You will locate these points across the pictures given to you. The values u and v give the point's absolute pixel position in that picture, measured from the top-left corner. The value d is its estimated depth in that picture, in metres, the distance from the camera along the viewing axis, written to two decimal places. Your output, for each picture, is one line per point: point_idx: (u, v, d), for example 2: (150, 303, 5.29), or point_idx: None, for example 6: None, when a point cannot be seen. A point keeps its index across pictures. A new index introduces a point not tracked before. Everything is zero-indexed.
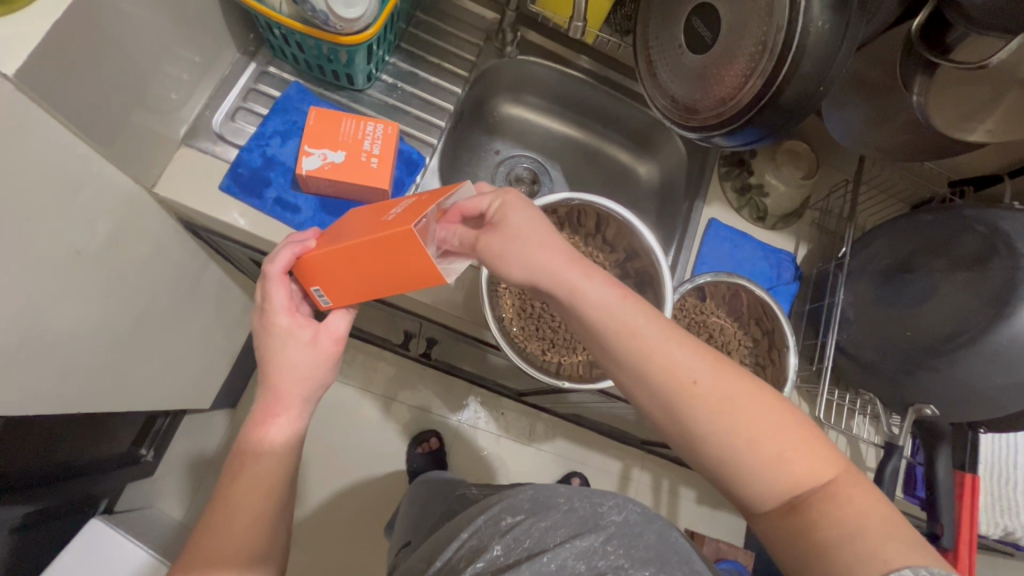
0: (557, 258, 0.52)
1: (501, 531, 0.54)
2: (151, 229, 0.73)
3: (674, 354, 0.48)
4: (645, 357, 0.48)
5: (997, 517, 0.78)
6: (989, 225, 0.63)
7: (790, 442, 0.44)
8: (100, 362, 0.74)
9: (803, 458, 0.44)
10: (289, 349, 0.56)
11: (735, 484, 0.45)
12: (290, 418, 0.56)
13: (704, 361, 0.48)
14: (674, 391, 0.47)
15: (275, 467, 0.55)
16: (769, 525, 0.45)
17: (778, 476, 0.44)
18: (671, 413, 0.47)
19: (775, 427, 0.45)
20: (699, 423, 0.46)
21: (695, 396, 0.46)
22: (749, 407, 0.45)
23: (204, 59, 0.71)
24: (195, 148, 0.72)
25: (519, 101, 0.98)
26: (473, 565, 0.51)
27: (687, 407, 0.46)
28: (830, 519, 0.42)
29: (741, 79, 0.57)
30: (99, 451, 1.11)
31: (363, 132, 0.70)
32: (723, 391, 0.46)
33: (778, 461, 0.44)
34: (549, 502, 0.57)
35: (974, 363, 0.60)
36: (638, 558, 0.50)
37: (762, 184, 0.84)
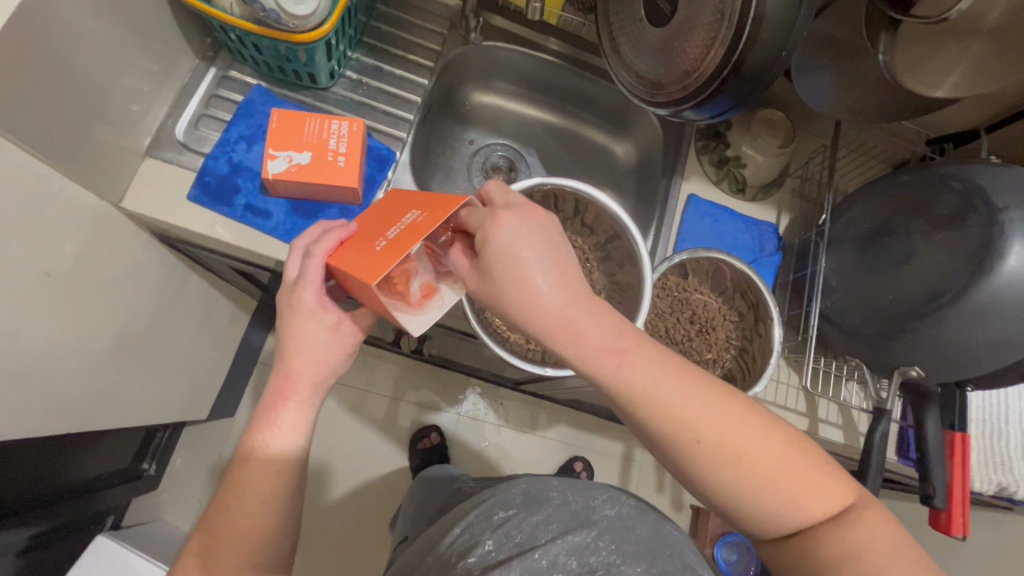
0: (559, 314, 0.47)
1: (493, 526, 0.54)
2: (124, 244, 0.72)
3: (683, 413, 0.46)
4: (654, 416, 0.46)
5: (992, 474, 0.78)
6: (965, 182, 0.63)
7: (803, 486, 0.45)
8: (84, 381, 0.74)
9: (814, 498, 0.45)
10: (308, 335, 0.56)
11: (747, 524, 0.47)
12: (301, 406, 0.57)
13: (715, 411, 0.46)
14: (683, 448, 0.46)
15: (283, 458, 0.56)
16: (775, 549, 0.48)
17: (789, 517, 0.45)
18: (678, 462, 0.47)
19: (786, 473, 0.45)
20: (711, 476, 0.46)
21: (702, 452, 0.45)
22: (761, 457, 0.45)
23: (162, 67, 0.70)
24: (160, 159, 0.71)
25: (490, 89, 0.96)
26: (465, 560, 0.51)
27: (699, 461, 0.46)
28: (834, 542, 0.44)
29: (702, 50, 0.55)
30: (99, 468, 1.11)
31: (328, 131, 0.69)
32: (733, 447, 0.45)
33: (791, 507, 0.45)
34: (541, 495, 0.57)
35: (957, 322, 0.59)
36: (629, 553, 0.50)
37: (739, 155, 0.83)
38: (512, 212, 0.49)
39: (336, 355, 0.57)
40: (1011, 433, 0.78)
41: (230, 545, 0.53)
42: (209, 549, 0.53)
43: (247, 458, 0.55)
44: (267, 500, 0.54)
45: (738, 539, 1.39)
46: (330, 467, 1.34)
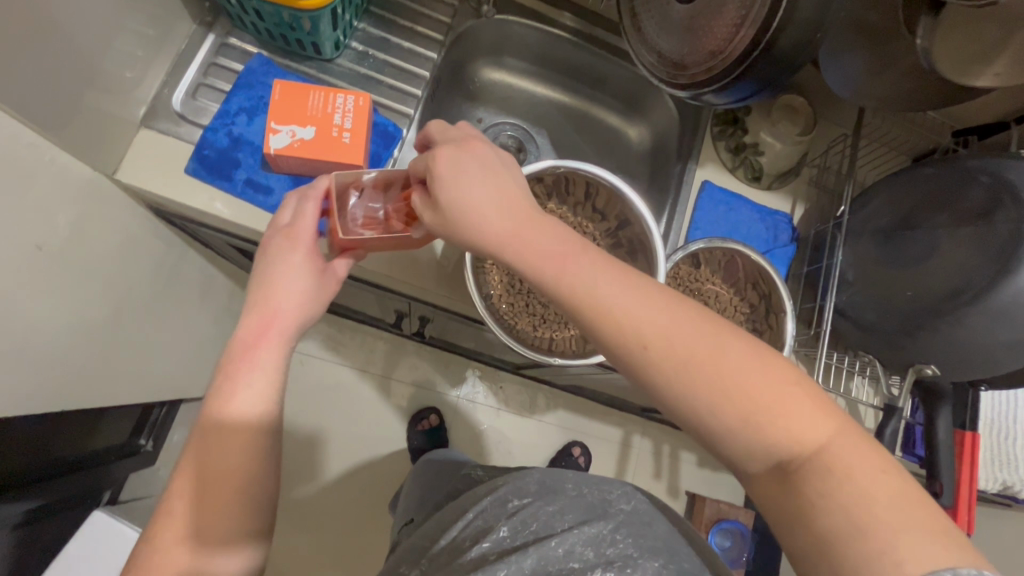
0: (502, 224, 0.47)
1: (508, 512, 0.54)
2: (119, 217, 0.70)
3: (627, 312, 0.43)
4: (599, 317, 0.44)
5: (998, 472, 0.78)
6: (995, 176, 0.61)
7: (774, 406, 0.39)
8: (77, 357, 0.72)
9: (792, 420, 0.39)
10: (293, 269, 0.55)
11: (718, 445, 0.42)
12: (277, 350, 0.54)
13: (664, 314, 0.43)
14: (636, 353, 0.43)
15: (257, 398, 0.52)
16: (764, 490, 0.41)
17: (763, 436, 0.39)
18: (627, 368, 0.44)
19: (754, 384, 0.40)
20: (667, 384, 0.42)
21: (648, 355, 0.42)
22: (723, 368, 0.41)
23: (157, 32, 0.66)
24: (156, 130, 0.68)
25: (501, 65, 0.93)
26: (479, 546, 0.51)
27: (656, 367, 0.42)
28: (826, 498, 0.37)
29: (730, 30, 0.53)
30: (97, 443, 1.11)
31: (332, 105, 0.66)
32: (680, 348, 0.42)
33: (762, 427, 0.39)
34: (557, 485, 0.56)
35: (978, 320, 0.58)
36: (646, 547, 0.50)
37: (757, 142, 0.80)
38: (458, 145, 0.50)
39: (318, 299, 0.57)
40: (1018, 432, 0.78)
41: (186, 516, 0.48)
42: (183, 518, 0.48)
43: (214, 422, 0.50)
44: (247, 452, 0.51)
45: (733, 526, 1.38)
46: (328, 447, 1.33)
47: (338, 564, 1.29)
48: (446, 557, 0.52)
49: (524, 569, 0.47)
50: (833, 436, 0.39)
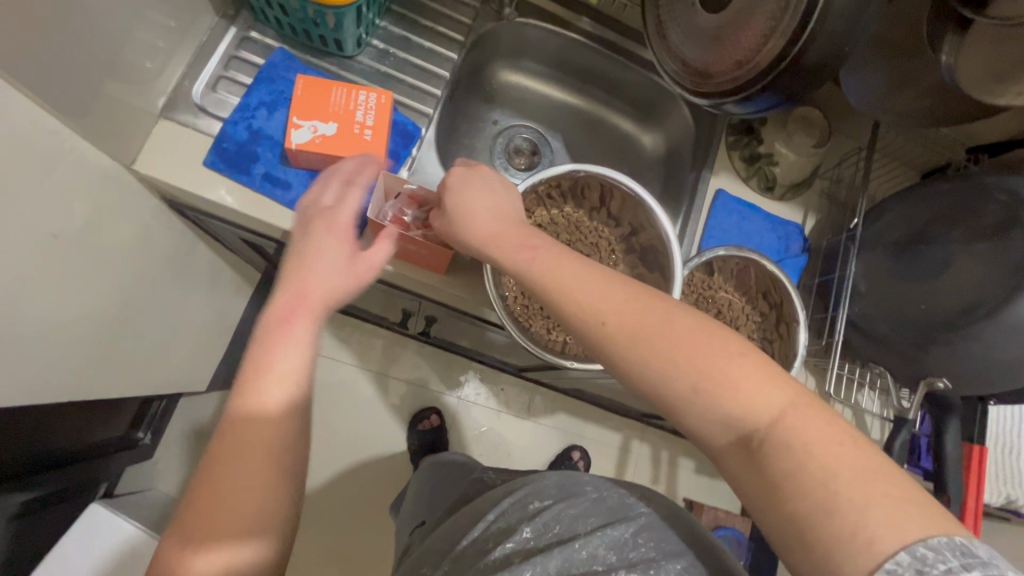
0: (485, 226, 0.53)
1: (529, 514, 0.55)
2: (134, 208, 0.69)
3: (584, 298, 0.46)
4: (560, 304, 0.47)
5: (1002, 486, 0.78)
6: (1010, 193, 0.62)
7: (724, 374, 0.40)
8: (87, 348, 0.72)
9: (749, 390, 0.39)
10: (324, 249, 0.56)
11: (683, 422, 0.41)
12: (309, 328, 0.52)
13: (617, 296, 0.45)
14: (594, 330, 0.45)
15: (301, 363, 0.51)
16: (732, 472, 0.39)
17: (720, 408, 0.39)
18: (589, 351, 0.46)
19: (706, 355, 0.41)
20: (624, 362, 0.43)
21: (604, 334, 0.44)
22: (676, 345, 0.42)
23: (180, 23, 0.66)
24: (175, 121, 0.67)
25: (517, 68, 0.93)
26: (501, 548, 0.52)
27: (616, 347, 0.44)
28: (785, 469, 0.36)
29: (759, 40, 0.53)
30: (95, 436, 1.09)
31: (355, 102, 0.66)
32: (633, 325, 0.44)
33: (718, 400, 0.39)
34: (576, 488, 0.57)
35: (992, 335, 0.58)
36: (668, 550, 0.50)
37: (772, 153, 0.81)
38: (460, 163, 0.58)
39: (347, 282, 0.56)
40: None
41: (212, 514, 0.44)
42: (203, 496, 0.45)
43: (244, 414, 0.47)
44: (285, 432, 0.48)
45: (730, 533, 1.37)
46: (329, 445, 1.33)
47: (335, 563, 1.28)
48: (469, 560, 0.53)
49: (548, 571, 0.49)
50: (787, 407, 0.38)
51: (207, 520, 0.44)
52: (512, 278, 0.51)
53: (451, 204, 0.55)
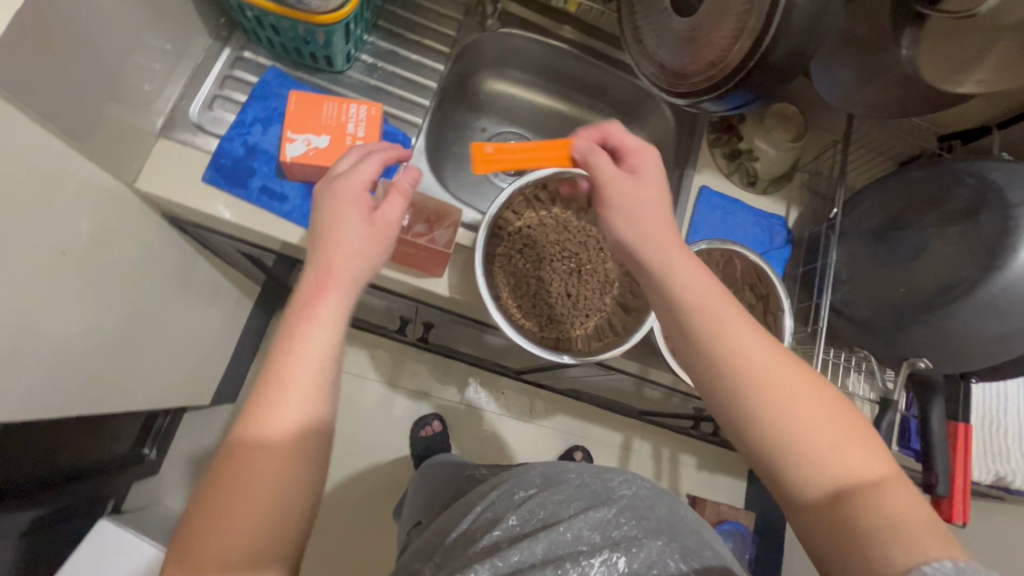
0: (663, 235, 0.55)
1: (516, 503, 0.59)
2: (137, 225, 0.72)
3: (734, 329, 0.48)
4: (712, 329, 0.48)
5: (988, 463, 0.79)
6: (979, 177, 0.64)
7: (838, 436, 0.43)
8: (93, 362, 0.74)
9: (859, 454, 0.43)
10: (349, 224, 0.55)
11: (776, 467, 0.44)
12: (339, 295, 0.52)
13: (759, 342, 0.48)
14: (733, 368, 0.47)
15: (315, 363, 0.48)
16: (809, 519, 0.42)
17: (830, 465, 0.42)
18: (720, 378, 0.48)
19: (829, 419, 0.44)
20: (749, 398, 0.45)
21: (746, 366, 0.46)
22: (802, 405, 0.45)
23: (175, 46, 0.69)
24: (173, 140, 0.70)
25: (503, 77, 0.96)
26: (490, 534, 0.55)
27: (751, 387, 0.46)
28: (872, 512, 0.40)
29: (729, 40, 0.56)
30: (95, 454, 1.09)
31: (346, 115, 0.68)
32: (768, 371, 0.46)
33: (827, 456, 0.43)
34: (561, 476, 0.62)
35: (967, 314, 0.60)
36: (649, 528, 0.55)
37: (751, 149, 0.84)
38: (643, 161, 0.59)
39: (374, 244, 0.55)
40: (1007, 425, 0.80)
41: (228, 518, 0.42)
42: (225, 494, 0.43)
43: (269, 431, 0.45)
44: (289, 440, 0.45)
45: (734, 527, 1.38)
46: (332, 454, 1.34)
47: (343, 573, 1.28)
48: (459, 548, 0.55)
49: (538, 554, 0.51)
50: (889, 474, 0.42)
51: (212, 519, 0.42)
52: (663, 289, 0.53)
53: (632, 197, 0.56)
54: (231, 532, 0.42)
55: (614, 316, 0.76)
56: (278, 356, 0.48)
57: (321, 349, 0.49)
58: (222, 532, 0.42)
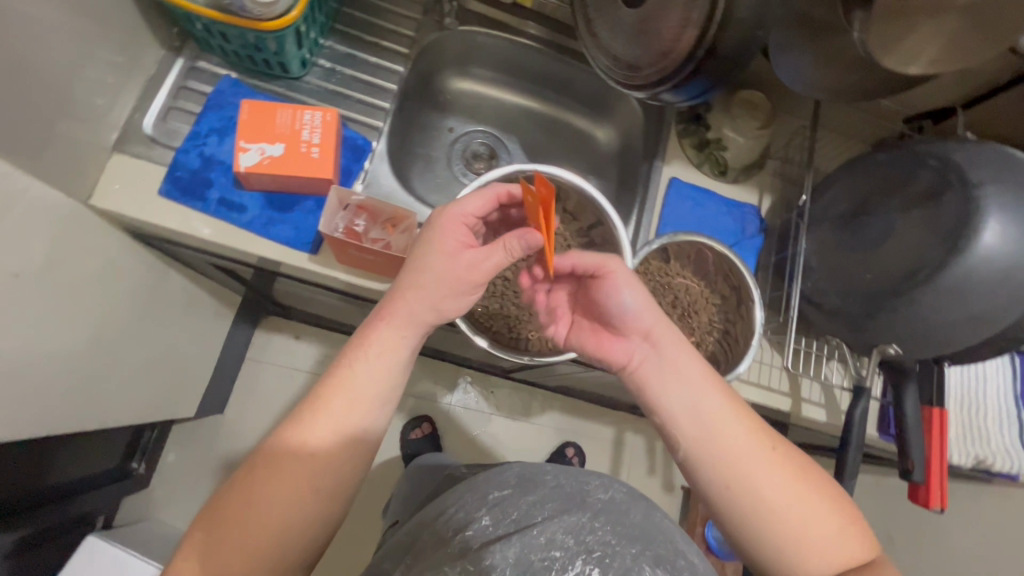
0: (665, 332, 0.60)
1: (487, 502, 0.56)
2: (98, 242, 0.71)
3: (733, 432, 0.54)
4: (711, 431, 0.54)
5: (969, 447, 0.78)
6: (942, 158, 0.63)
7: (827, 526, 0.50)
8: (63, 381, 0.73)
9: (849, 540, 0.49)
10: (432, 260, 0.57)
11: (772, 559, 0.50)
12: (399, 343, 0.56)
13: (755, 439, 0.54)
14: (736, 470, 0.52)
15: (356, 395, 0.52)
16: None
17: (824, 554, 0.49)
18: (725, 479, 0.52)
19: (823, 510, 0.50)
20: (750, 497, 0.51)
21: (749, 468, 0.52)
22: (798, 504, 0.50)
23: (127, 59, 0.68)
24: (128, 154, 0.69)
25: (469, 75, 0.95)
26: (461, 534, 0.53)
27: (755, 488, 0.51)
28: None
29: (677, 30, 0.55)
30: (87, 469, 1.10)
31: (300, 122, 0.67)
32: (764, 468, 0.52)
33: (822, 551, 0.48)
34: (536, 477, 0.58)
35: (933, 299, 0.59)
36: (625, 535, 0.52)
37: (720, 138, 0.83)
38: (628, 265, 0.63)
39: (441, 297, 0.57)
40: (987, 406, 0.80)
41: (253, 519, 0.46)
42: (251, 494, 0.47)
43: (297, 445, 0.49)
44: (323, 459, 0.49)
45: None
46: None
47: None
48: (432, 548, 0.53)
49: (507, 562, 0.49)
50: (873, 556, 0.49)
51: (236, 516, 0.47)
52: (668, 391, 0.58)
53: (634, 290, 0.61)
54: (257, 536, 0.46)
55: None
56: (329, 378, 0.53)
57: (369, 385, 0.53)
58: (247, 532, 0.46)
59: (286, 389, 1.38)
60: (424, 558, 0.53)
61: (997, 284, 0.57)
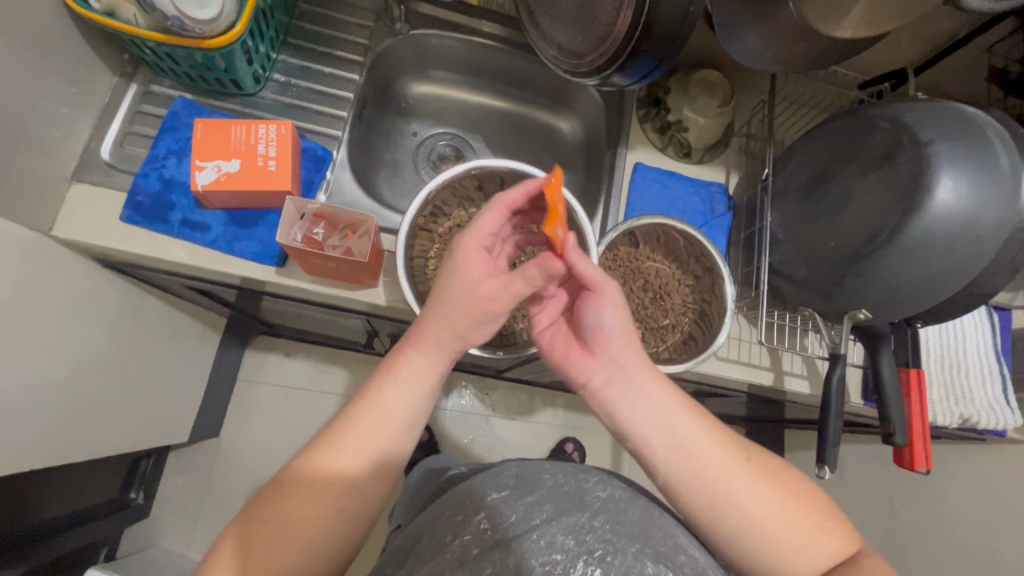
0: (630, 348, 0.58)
1: (486, 504, 0.55)
2: (69, 272, 0.71)
3: (701, 452, 0.53)
4: (680, 450, 0.53)
5: (953, 406, 0.78)
6: (892, 120, 0.64)
7: (806, 526, 0.50)
8: (45, 415, 0.73)
9: (827, 542, 0.50)
10: (456, 281, 0.54)
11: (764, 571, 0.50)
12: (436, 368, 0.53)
13: (724, 451, 0.53)
14: (710, 485, 0.51)
15: (387, 413, 0.50)
16: None
17: (812, 551, 0.49)
18: (700, 499, 0.51)
19: (799, 522, 0.50)
20: (728, 514, 0.50)
21: (727, 488, 0.51)
22: (773, 511, 0.50)
23: (80, 89, 0.68)
24: (88, 182, 0.69)
25: (429, 78, 0.95)
26: (459, 538, 0.51)
27: (730, 504, 0.50)
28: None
29: (613, 12, 0.56)
30: (83, 502, 1.07)
31: (255, 136, 0.68)
32: (736, 481, 0.51)
33: (804, 551, 0.49)
34: (534, 478, 0.58)
35: (894, 260, 0.59)
36: (624, 532, 0.51)
37: (680, 119, 0.83)
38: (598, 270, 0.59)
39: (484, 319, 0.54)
40: (968, 364, 0.80)
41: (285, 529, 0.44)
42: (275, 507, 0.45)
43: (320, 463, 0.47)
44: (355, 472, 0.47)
45: None
46: None
47: None
48: (428, 551, 0.52)
49: (508, 565, 0.47)
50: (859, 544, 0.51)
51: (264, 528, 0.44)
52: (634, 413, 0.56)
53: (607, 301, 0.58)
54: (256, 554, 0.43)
55: None
56: (363, 408, 0.50)
57: (400, 401, 0.51)
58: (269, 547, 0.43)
59: (280, 406, 1.37)
60: (422, 560, 0.51)
61: (955, 240, 0.57)
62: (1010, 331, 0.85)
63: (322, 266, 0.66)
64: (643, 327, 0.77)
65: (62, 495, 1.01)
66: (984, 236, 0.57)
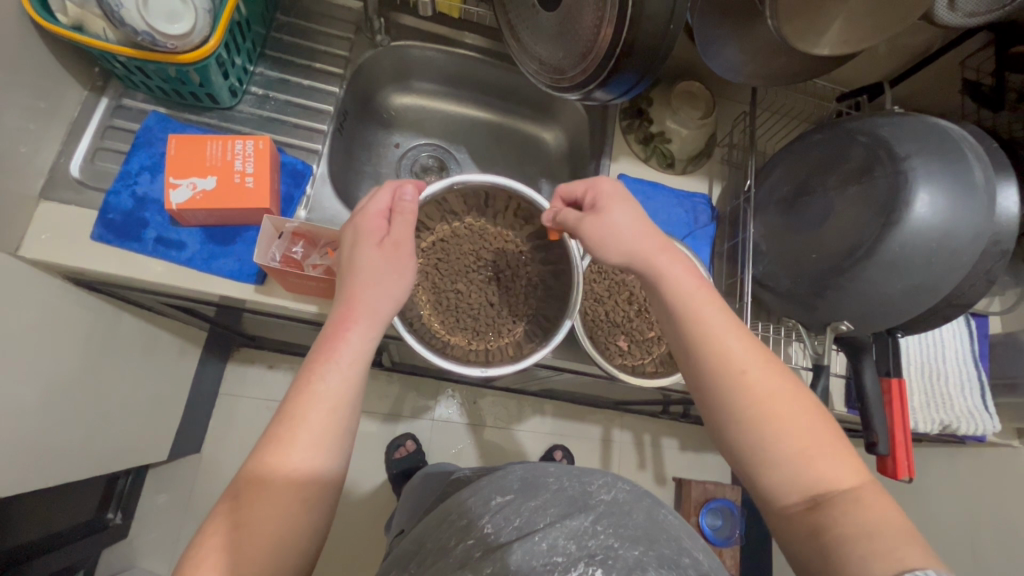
0: (649, 243, 0.54)
1: (490, 509, 0.54)
2: (40, 293, 0.68)
3: (729, 341, 0.49)
4: (703, 335, 0.49)
5: (935, 413, 0.79)
6: (870, 135, 0.64)
7: (814, 438, 0.45)
8: (16, 441, 0.70)
9: (826, 456, 0.44)
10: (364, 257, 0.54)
11: (760, 477, 0.46)
12: (362, 335, 0.50)
13: (753, 352, 0.49)
14: (727, 378, 0.48)
15: (337, 400, 0.46)
16: (790, 523, 0.44)
17: (809, 472, 0.44)
18: (719, 392, 0.48)
19: (800, 424, 0.45)
20: (743, 410, 0.47)
21: (746, 383, 0.47)
22: (786, 409, 0.46)
23: (48, 104, 0.66)
24: (57, 201, 0.67)
25: (411, 89, 0.94)
26: (462, 543, 0.50)
27: (740, 398, 0.47)
28: (848, 518, 0.41)
29: (595, 28, 0.56)
30: (58, 524, 1.03)
31: (232, 152, 0.66)
32: (762, 378, 0.47)
33: (805, 457, 0.44)
34: (538, 482, 0.57)
35: (873, 274, 0.60)
36: (627, 536, 0.50)
37: (664, 131, 0.83)
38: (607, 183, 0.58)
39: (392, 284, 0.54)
40: (948, 370, 0.81)
41: (256, 524, 0.41)
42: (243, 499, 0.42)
43: (283, 465, 0.43)
44: (313, 465, 0.44)
45: (722, 505, 1.41)
46: None
47: None
48: (433, 554, 0.51)
49: (506, 566, 0.46)
50: (865, 482, 0.44)
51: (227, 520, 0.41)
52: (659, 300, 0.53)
53: (616, 229, 0.55)
54: (232, 554, 0.40)
55: (541, 315, 0.76)
56: (300, 391, 0.46)
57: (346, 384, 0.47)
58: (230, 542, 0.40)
59: (265, 420, 1.35)
60: (426, 564, 0.50)
61: (932, 252, 0.58)
62: (988, 337, 0.86)
63: (309, 286, 0.65)
64: (630, 339, 0.77)
65: (33, 520, 0.96)
66: (960, 248, 0.58)
